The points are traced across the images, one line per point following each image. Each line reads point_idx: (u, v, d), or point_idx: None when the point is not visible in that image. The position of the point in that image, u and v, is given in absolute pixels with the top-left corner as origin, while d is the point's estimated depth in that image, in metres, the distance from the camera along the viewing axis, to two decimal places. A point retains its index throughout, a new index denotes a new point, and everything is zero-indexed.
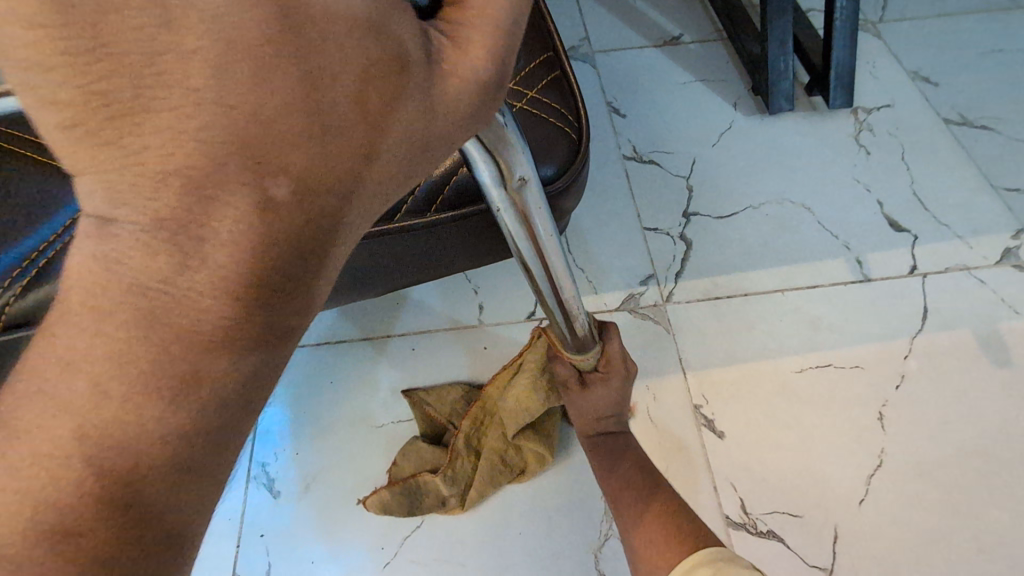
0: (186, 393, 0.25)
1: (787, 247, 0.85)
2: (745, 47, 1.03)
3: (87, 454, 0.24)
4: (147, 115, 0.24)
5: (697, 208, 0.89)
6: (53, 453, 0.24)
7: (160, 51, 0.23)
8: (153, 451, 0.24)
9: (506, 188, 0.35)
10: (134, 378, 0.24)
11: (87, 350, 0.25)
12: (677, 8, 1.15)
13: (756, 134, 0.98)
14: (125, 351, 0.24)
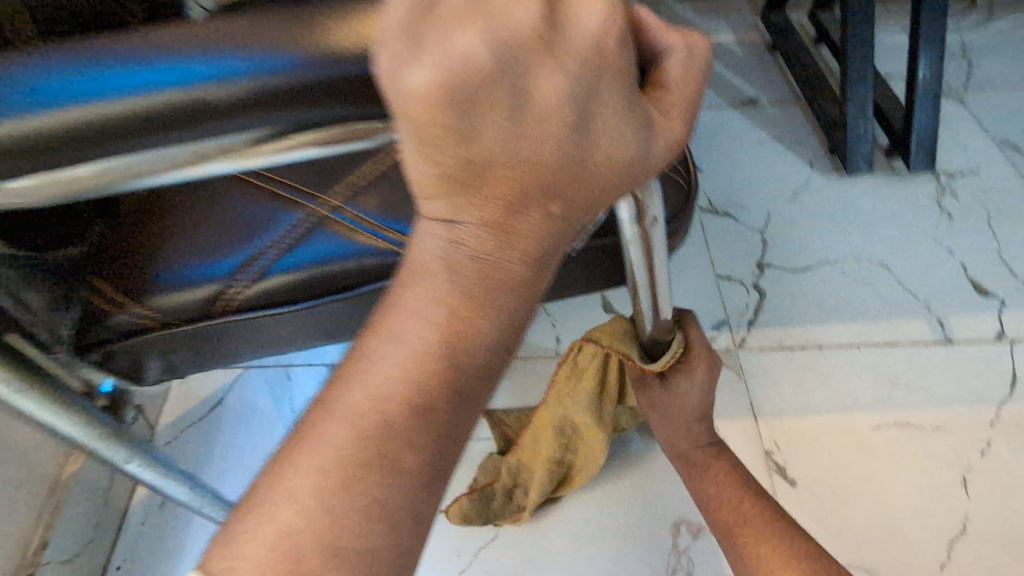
0: (495, 325, 0.29)
1: (864, 304, 0.86)
2: (823, 111, 1.07)
3: (435, 363, 0.28)
4: (487, 170, 0.27)
5: (772, 260, 0.92)
6: (397, 365, 0.27)
7: (504, 133, 0.26)
8: (473, 372, 0.28)
9: (641, 227, 0.39)
10: (473, 309, 0.29)
11: (436, 288, 0.28)
12: (754, 72, 1.21)
13: (834, 192, 1.00)
14: (466, 290, 0.29)
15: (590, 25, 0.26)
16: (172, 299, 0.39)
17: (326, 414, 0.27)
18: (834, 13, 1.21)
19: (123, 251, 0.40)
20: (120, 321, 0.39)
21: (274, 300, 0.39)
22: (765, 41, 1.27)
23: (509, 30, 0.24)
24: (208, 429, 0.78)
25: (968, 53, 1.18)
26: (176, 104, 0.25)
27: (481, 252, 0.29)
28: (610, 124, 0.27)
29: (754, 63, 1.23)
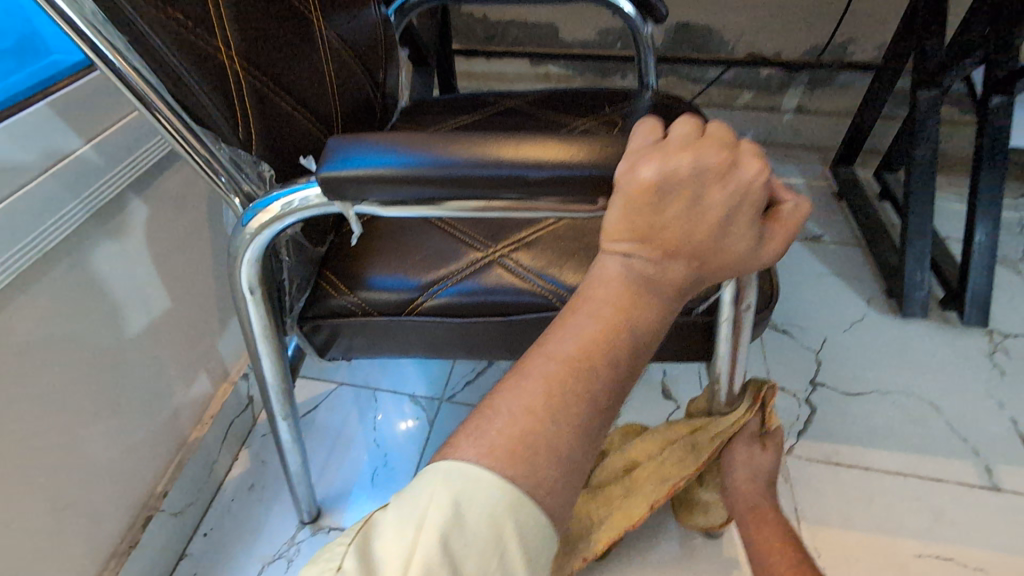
0: (650, 325, 0.38)
1: (912, 436, 0.91)
2: (882, 257, 1.18)
3: (612, 338, 0.36)
4: (663, 233, 0.38)
5: (825, 379, 0.99)
6: (585, 335, 0.35)
7: (681, 216, 0.38)
8: (634, 355, 0.36)
9: (736, 308, 0.50)
10: (638, 308, 0.37)
11: (615, 287, 0.37)
12: (821, 213, 1.35)
13: (889, 330, 1.08)
14: (634, 296, 0.37)
15: (749, 175, 0.38)
16: (379, 297, 0.52)
17: (527, 364, 0.34)
18: (899, 175, 1.35)
19: (347, 258, 0.56)
20: (336, 305, 0.53)
21: (445, 312, 0.52)
22: (832, 189, 1.42)
23: (700, 161, 0.37)
24: (299, 428, 0.89)
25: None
26: (452, 172, 0.39)
27: (646, 276, 0.38)
28: (735, 232, 0.39)
29: (821, 206, 1.37)
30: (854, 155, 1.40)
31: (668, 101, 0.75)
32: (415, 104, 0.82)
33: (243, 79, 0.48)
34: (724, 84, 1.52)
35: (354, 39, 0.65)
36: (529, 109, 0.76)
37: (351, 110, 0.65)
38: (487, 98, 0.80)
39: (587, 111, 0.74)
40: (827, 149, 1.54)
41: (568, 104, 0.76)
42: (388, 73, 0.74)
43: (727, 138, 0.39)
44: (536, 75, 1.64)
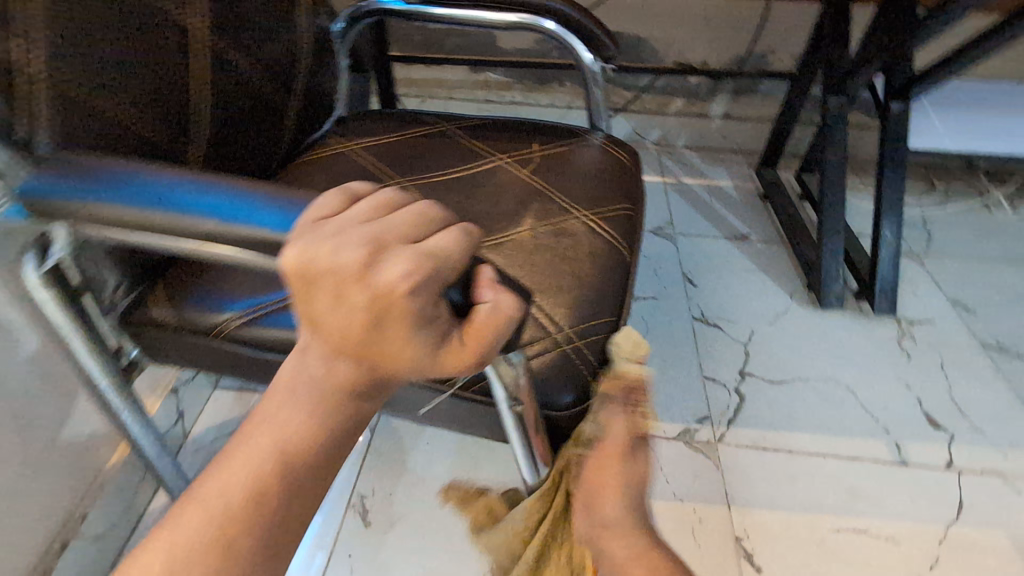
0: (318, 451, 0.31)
1: (831, 420, 0.97)
2: (802, 253, 1.25)
3: (265, 475, 0.30)
4: (319, 334, 0.30)
5: (752, 369, 1.05)
6: (238, 473, 0.30)
7: (329, 314, 0.30)
8: (297, 487, 0.31)
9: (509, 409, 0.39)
10: (310, 427, 0.31)
11: (283, 405, 0.31)
12: (747, 213, 1.42)
13: (809, 321, 1.15)
14: (306, 413, 0.31)
15: (399, 269, 0.29)
16: (193, 314, 0.49)
17: (195, 492, 0.30)
18: (816, 176, 1.45)
19: (186, 269, 0.52)
20: (157, 315, 0.49)
21: (254, 342, 0.48)
22: (758, 190, 1.50)
23: (343, 254, 0.29)
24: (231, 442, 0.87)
25: (928, 224, 1.40)
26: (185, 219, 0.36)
27: (316, 385, 0.31)
28: (395, 338, 0.30)
29: (747, 205, 1.45)
30: (776, 157, 1.49)
31: (613, 146, 0.74)
32: (356, 113, 0.81)
33: (50, 93, 0.41)
34: (656, 91, 1.58)
35: (248, 40, 0.59)
36: (463, 132, 0.74)
37: (234, 122, 0.59)
38: (424, 116, 0.79)
39: (526, 137, 0.72)
40: (753, 152, 1.63)
41: (506, 129, 0.74)
42: (307, 71, 0.68)
43: (399, 223, 0.31)
44: (476, 82, 1.66)
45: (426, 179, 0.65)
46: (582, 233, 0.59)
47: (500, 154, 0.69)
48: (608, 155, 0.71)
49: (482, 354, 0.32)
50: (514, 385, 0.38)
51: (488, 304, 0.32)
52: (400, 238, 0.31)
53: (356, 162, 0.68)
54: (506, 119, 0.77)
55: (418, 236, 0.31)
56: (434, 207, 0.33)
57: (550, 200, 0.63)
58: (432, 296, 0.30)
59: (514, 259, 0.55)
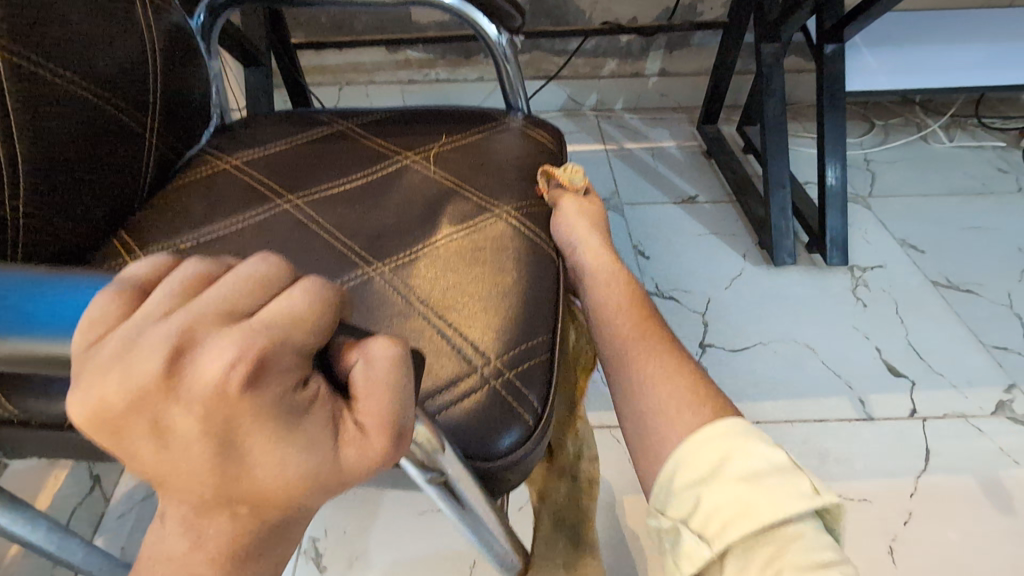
0: None
1: (795, 383, 0.95)
2: (751, 211, 1.22)
3: None
4: (154, 477, 0.23)
5: (712, 340, 1.01)
6: None
7: (154, 449, 0.22)
8: None
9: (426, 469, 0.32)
10: None
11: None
12: (693, 174, 1.37)
13: (764, 281, 1.12)
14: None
15: (223, 363, 0.21)
16: (32, 406, 0.40)
17: None
18: (757, 127, 1.41)
19: None
20: None
21: None
22: (701, 148, 1.45)
23: (139, 371, 0.21)
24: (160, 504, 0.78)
25: (871, 165, 1.38)
26: None
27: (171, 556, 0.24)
28: (262, 447, 0.22)
29: (692, 165, 1.40)
30: (716, 112, 1.43)
31: (533, 128, 0.66)
32: (245, 118, 0.70)
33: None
34: (587, 54, 1.50)
35: (90, 60, 0.50)
36: (364, 131, 0.65)
37: (69, 155, 0.48)
38: (322, 115, 0.70)
39: (435, 130, 0.64)
40: (693, 108, 1.58)
41: (411, 123, 0.65)
42: (175, 83, 0.59)
43: (213, 296, 0.23)
44: (396, 62, 1.54)
45: (320, 192, 0.56)
46: (506, 236, 0.51)
47: (405, 152, 0.61)
48: (528, 139, 0.64)
49: (384, 441, 0.24)
50: (430, 447, 0.30)
51: (369, 373, 0.24)
52: (220, 317, 0.23)
53: (239, 181, 0.58)
54: (411, 110, 0.68)
55: (249, 308, 0.24)
56: (260, 258, 0.25)
57: (465, 202, 0.55)
58: (277, 392, 0.22)
59: (431, 280, 0.47)
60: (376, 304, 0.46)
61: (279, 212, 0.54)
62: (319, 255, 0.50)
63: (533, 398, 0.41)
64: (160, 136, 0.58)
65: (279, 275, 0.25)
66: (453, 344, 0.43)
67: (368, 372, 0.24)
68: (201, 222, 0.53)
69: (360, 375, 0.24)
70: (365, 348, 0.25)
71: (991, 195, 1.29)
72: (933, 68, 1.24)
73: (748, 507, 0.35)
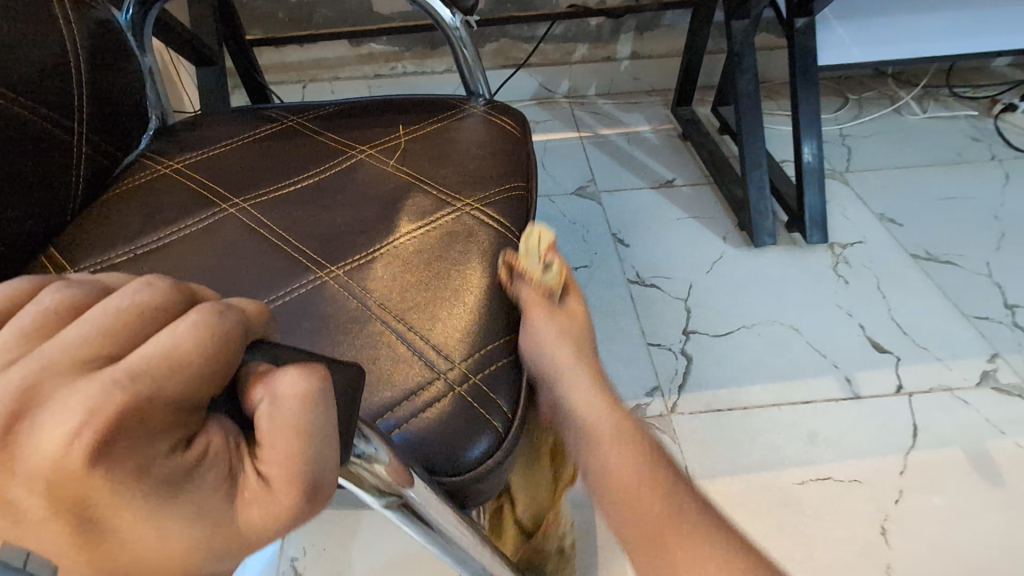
0: None
1: (780, 365, 0.93)
2: (730, 192, 1.20)
3: None
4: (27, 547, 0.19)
5: (695, 326, 0.99)
6: None
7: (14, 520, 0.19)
8: None
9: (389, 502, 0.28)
10: None
11: None
12: (670, 158, 1.35)
13: (746, 263, 1.11)
14: None
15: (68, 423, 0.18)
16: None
17: None
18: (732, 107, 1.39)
19: None
20: None
21: None
22: (677, 131, 1.43)
23: None
24: None
25: (847, 140, 1.37)
26: None
27: None
28: (129, 523, 0.19)
29: (668, 149, 1.38)
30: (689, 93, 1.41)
31: (496, 114, 0.63)
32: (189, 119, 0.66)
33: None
34: (556, 40, 1.46)
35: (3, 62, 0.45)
36: (318, 128, 0.61)
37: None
38: (273, 110, 0.66)
39: (391, 120, 0.60)
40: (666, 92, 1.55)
41: (368, 117, 0.61)
42: (106, 81, 0.55)
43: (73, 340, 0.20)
44: (359, 57, 1.49)
45: (270, 194, 0.52)
46: (471, 229, 0.47)
47: (360, 145, 0.57)
48: (491, 126, 0.60)
49: (296, 491, 0.21)
50: (387, 480, 0.27)
51: (276, 415, 0.21)
52: (76, 365, 0.20)
53: (182, 187, 0.54)
54: (367, 103, 0.64)
55: (112, 351, 0.21)
56: (135, 291, 0.22)
57: (426, 194, 0.50)
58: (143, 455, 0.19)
59: (391, 280, 0.43)
60: (328, 309, 0.41)
61: (224, 217, 0.50)
62: (267, 261, 0.45)
63: (501, 402, 0.37)
64: (90, 140, 0.54)
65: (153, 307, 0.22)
66: (416, 348, 0.38)
67: (274, 413, 0.21)
68: (139, 234, 0.49)
69: (264, 416, 0.22)
70: (268, 384, 0.22)
71: (967, 164, 1.28)
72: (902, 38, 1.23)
73: None
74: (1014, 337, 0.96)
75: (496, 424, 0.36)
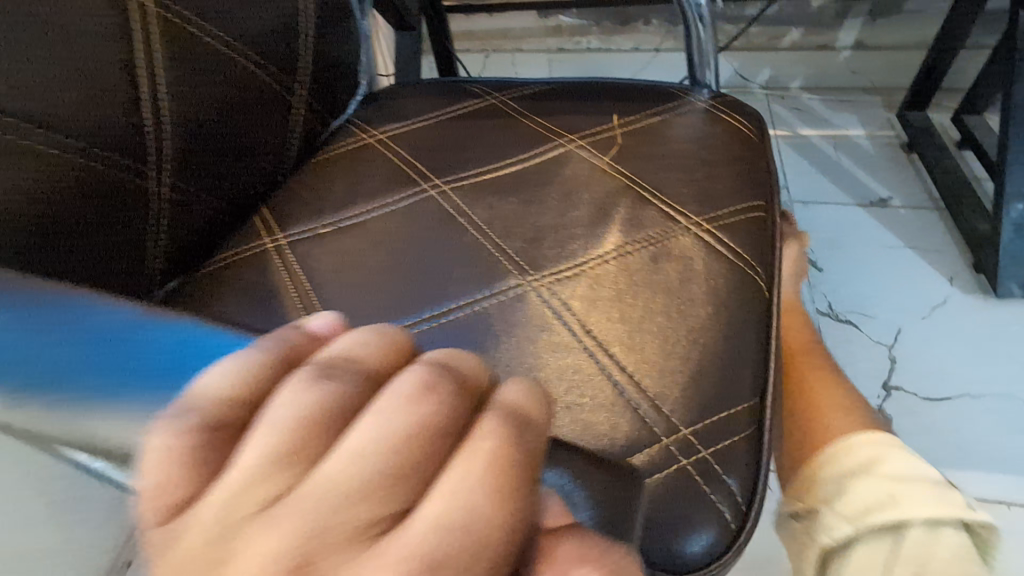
0: None
1: (1015, 456, 0.77)
2: (969, 225, 0.97)
3: None
4: None
5: (900, 381, 0.84)
6: None
7: None
8: None
9: None
10: None
11: None
12: (887, 171, 1.13)
13: (979, 315, 0.89)
14: None
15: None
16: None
17: None
18: (983, 117, 1.11)
19: None
20: None
21: None
22: (900, 139, 1.19)
23: None
24: None
25: None
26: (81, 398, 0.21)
27: None
28: None
29: (886, 160, 1.16)
30: (927, 95, 1.15)
31: (723, 111, 0.54)
32: (396, 87, 0.64)
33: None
34: (766, 23, 1.29)
35: (241, 15, 0.46)
36: (521, 109, 0.57)
37: (214, 122, 0.45)
38: (474, 84, 0.62)
39: (603, 108, 0.54)
40: (892, 89, 1.30)
41: (577, 102, 0.56)
42: (326, 43, 0.54)
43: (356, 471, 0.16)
44: (545, 29, 1.46)
45: (473, 177, 0.49)
46: (697, 253, 0.40)
47: (569, 134, 0.52)
48: (717, 126, 0.51)
49: None
50: None
51: None
52: (365, 516, 0.16)
53: (388, 159, 0.53)
54: (574, 85, 0.59)
55: (406, 496, 0.16)
56: (415, 395, 0.18)
57: (644, 202, 0.44)
58: None
59: (600, 301, 0.38)
60: (528, 324, 0.37)
61: (425, 198, 0.48)
62: (466, 253, 0.43)
63: (730, 482, 0.32)
64: (307, 102, 0.54)
65: (443, 423, 0.17)
66: (637, 402, 0.34)
67: None
68: (344, 204, 0.49)
69: None
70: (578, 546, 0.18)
71: None
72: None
73: (896, 498, 0.46)
74: None
75: (724, 513, 0.32)
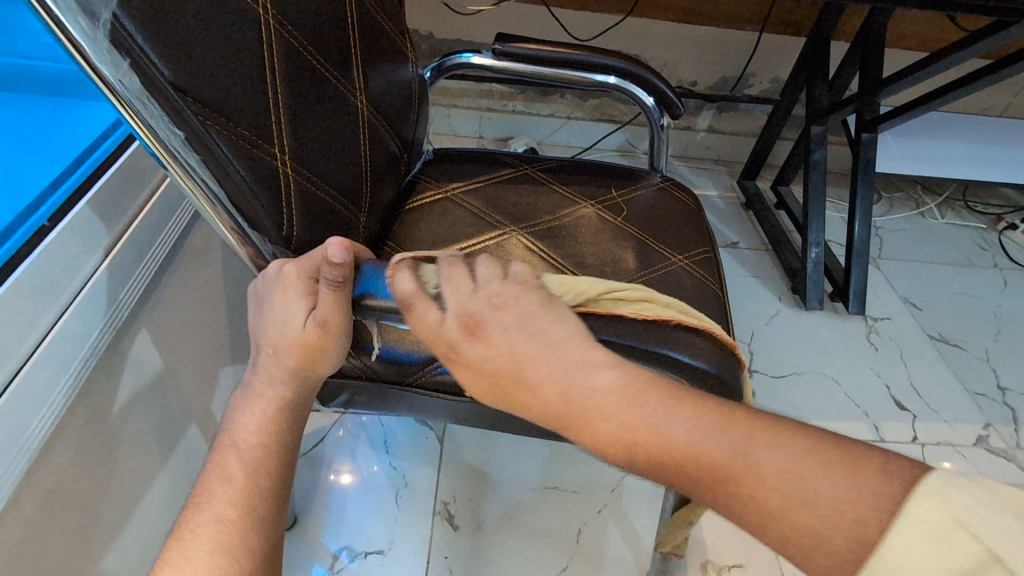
0: (244, 421, 0.45)
1: (823, 407, 1.18)
2: (787, 260, 1.44)
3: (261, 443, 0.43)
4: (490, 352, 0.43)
5: (758, 366, 1.24)
6: (248, 441, 0.43)
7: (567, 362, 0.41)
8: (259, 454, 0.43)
9: None
10: (275, 396, 0.46)
11: (246, 385, 0.47)
12: (734, 222, 1.59)
13: (796, 321, 1.34)
14: (268, 388, 0.46)
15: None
16: (383, 367, 0.58)
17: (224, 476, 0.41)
18: (789, 188, 1.63)
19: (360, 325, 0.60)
20: (348, 367, 0.59)
21: (444, 387, 0.59)
22: (739, 200, 1.67)
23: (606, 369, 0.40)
24: (313, 458, 0.98)
25: (880, 231, 1.63)
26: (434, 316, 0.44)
27: (258, 376, 0.47)
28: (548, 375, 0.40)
29: (733, 215, 1.62)
30: (755, 171, 1.65)
31: (675, 188, 0.85)
32: (443, 151, 0.88)
33: (294, 182, 0.48)
34: None
35: (394, 110, 0.68)
36: (548, 178, 0.83)
37: (381, 178, 0.66)
38: (507, 155, 0.87)
39: (603, 181, 0.84)
40: (732, 162, 1.80)
41: (585, 176, 0.84)
42: (420, 125, 0.78)
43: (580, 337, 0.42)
44: (479, 91, 1.71)
45: (534, 225, 0.75)
46: (682, 279, 0.70)
47: (588, 200, 0.80)
48: (674, 197, 0.83)
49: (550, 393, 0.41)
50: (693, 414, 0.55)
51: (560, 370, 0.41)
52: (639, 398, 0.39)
53: (467, 210, 0.76)
54: (580, 164, 0.87)
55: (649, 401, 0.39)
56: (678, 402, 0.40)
57: (649, 247, 0.74)
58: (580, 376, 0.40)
59: None
60: None
61: (509, 238, 0.73)
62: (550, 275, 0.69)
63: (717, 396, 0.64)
64: (405, 164, 0.77)
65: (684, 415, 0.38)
66: None
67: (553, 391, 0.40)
68: (450, 241, 0.72)
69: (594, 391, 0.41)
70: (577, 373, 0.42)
71: (975, 268, 1.55)
72: (957, 157, 1.44)
73: None
74: (1004, 413, 1.21)
75: None
